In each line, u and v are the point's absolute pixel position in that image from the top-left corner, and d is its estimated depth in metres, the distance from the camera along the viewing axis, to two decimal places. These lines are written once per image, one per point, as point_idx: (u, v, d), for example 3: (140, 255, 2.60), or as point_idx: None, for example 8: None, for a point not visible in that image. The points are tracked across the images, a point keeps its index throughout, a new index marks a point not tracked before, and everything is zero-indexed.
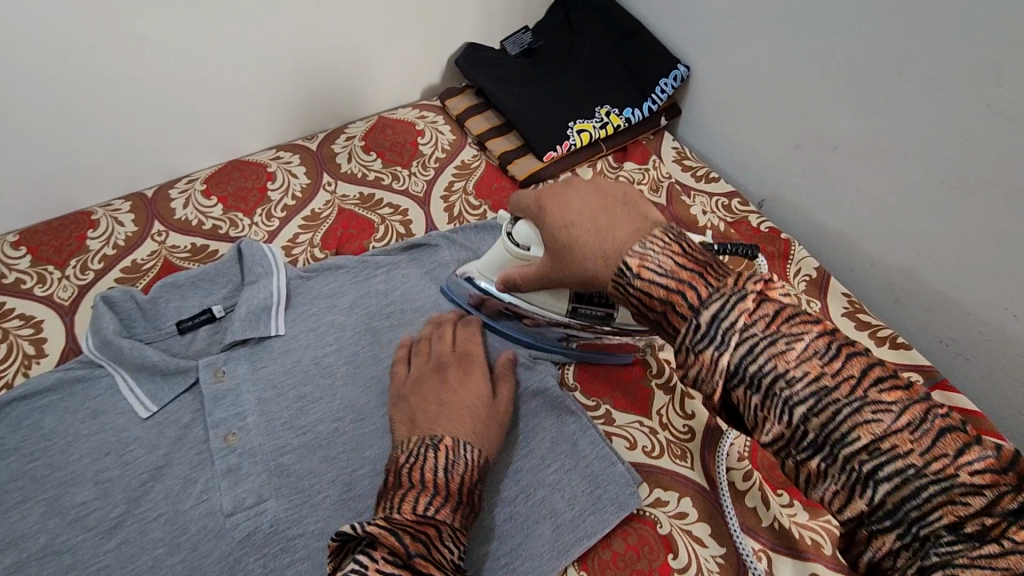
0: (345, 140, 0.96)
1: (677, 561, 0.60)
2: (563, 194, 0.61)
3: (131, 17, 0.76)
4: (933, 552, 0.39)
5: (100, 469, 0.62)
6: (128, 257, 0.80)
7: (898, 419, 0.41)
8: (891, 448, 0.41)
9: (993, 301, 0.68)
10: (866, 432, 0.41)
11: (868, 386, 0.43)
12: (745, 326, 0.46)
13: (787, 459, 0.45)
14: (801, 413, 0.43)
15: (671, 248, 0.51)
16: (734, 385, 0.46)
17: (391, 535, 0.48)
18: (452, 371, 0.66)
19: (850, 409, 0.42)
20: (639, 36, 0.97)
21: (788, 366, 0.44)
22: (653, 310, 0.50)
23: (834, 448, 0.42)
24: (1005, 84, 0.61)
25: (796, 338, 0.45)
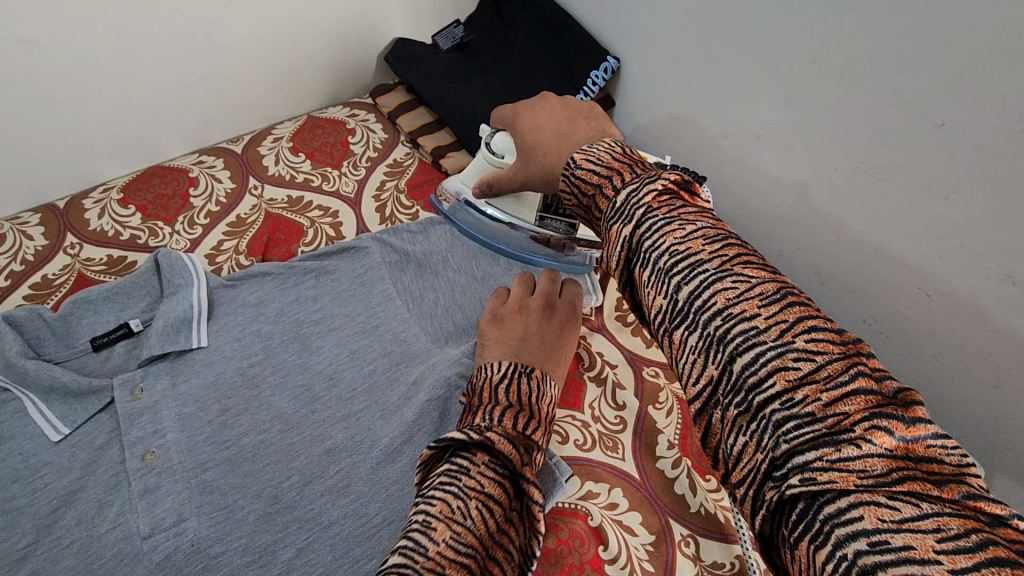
0: (271, 142, 0.93)
1: (607, 552, 0.60)
2: (537, 105, 0.67)
3: (18, 18, 0.72)
4: (784, 441, 0.36)
5: (6, 498, 0.59)
6: (38, 273, 0.76)
7: (754, 289, 0.39)
8: (741, 313, 0.39)
9: (910, 281, 0.70)
10: (722, 298, 0.39)
11: (736, 262, 0.41)
12: (647, 206, 0.44)
13: (664, 338, 0.43)
14: (675, 282, 0.41)
15: (615, 150, 0.52)
16: (632, 264, 0.45)
17: (508, 444, 0.49)
18: (556, 309, 0.70)
19: (713, 278, 0.40)
20: (569, 28, 0.96)
21: (673, 239, 0.42)
22: (587, 196, 0.51)
23: (696, 316, 0.40)
24: (908, 71, 0.62)
25: (689, 221, 0.43)
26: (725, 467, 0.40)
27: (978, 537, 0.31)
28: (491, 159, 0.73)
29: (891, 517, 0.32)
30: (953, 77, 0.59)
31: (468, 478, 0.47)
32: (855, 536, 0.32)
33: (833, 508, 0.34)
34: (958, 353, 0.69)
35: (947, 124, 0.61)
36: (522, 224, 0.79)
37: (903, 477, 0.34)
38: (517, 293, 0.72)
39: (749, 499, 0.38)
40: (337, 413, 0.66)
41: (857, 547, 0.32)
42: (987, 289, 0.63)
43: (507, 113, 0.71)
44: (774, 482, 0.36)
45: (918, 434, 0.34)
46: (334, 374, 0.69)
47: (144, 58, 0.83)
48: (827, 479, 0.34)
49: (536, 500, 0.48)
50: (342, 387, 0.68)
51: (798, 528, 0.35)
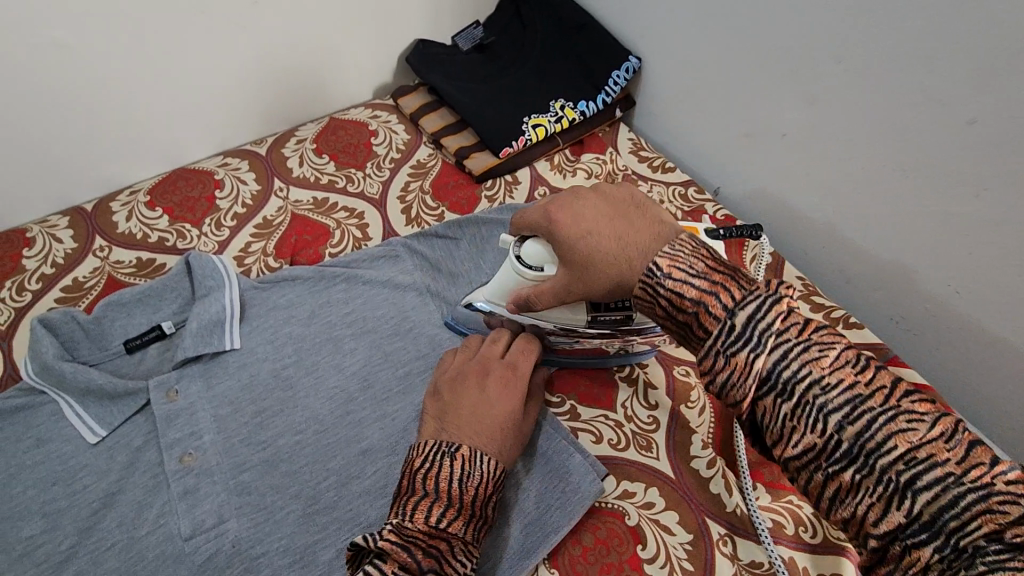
0: (295, 144, 0.93)
1: (645, 551, 0.60)
2: (572, 202, 0.58)
3: (47, 21, 0.72)
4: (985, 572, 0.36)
5: (47, 500, 0.59)
6: (69, 275, 0.77)
7: (932, 428, 0.39)
8: (929, 457, 0.38)
9: (939, 279, 0.71)
10: (903, 441, 0.39)
11: (900, 394, 0.41)
12: (776, 330, 0.44)
13: (815, 474, 0.42)
14: (836, 421, 0.41)
15: (700, 252, 0.51)
16: (765, 393, 0.44)
17: (404, 551, 0.49)
18: (492, 375, 0.62)
19: (884, 417, 0.40)
20: (589, 28, 0.96)
21: (821, 371, 0.42)
22: (683, 312, 0.48)
23: (867, 458, 0.40)
24: (937, 69, 0.62)
25: (828, 346, 0.43)
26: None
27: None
28: (526, 275, 0.62)
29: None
30: (977, 75, 0.60)
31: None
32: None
33: None
34: (990, 350, 0.69)
35: (977, 122, 0.61)
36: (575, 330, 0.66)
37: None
38: (480, 352, 0.66)
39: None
40: (372, 414, 0.66)
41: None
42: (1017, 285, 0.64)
43: (538, 221, 0.60)
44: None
45: None
46: (368, 375, 0.69)
47: (169, 62, 0.83)
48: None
49: None
50: (376, 388, 0.68)
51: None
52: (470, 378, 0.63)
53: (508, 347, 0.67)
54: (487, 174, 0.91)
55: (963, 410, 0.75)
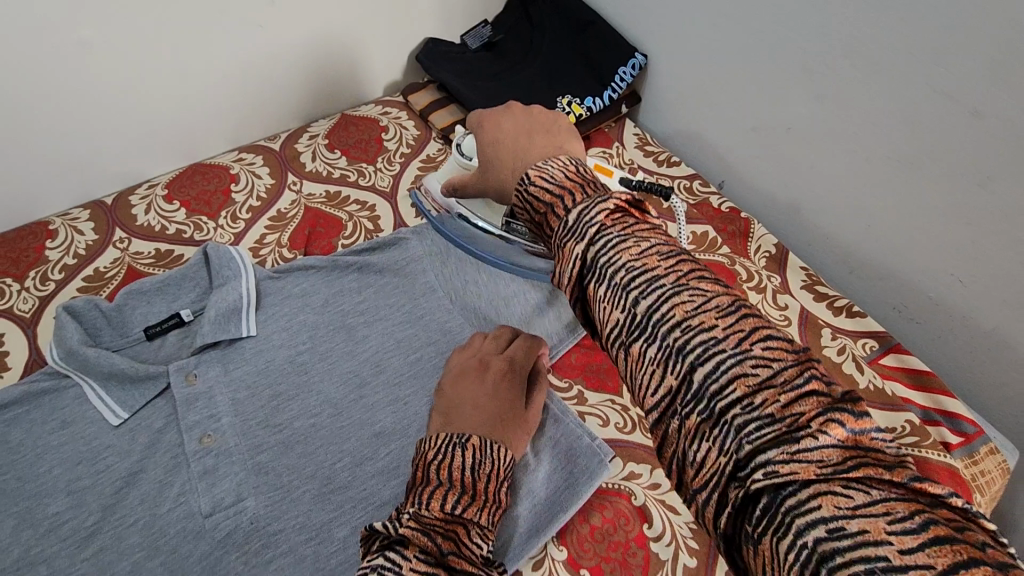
0: (308, 139, 0.96)
1: (652, 530, 0.62)
2: (498, 116, 0.65)
3: (72, 20, 0.74)
4: (746, 442, 0.36)
5: (71, 479, 0.61)
6: (90, 266, 0.79)
7: (709, 301, 0.41)
8: (699, 324, 0.40)
9: (941, 268, 0.72)
10: (680, 310, 0.41)
11: (691, 277, 0.43)
12: (600, 224, 0.46)
13: (620, 350, 0.44)
14: (634, 297, 0.43)
15: (569, 167, 0.53)
16: (586, 279, 0.45)
17: (423, 536, 0.49)
18: (492, 372, 0.65)
19: (671, 292, 0.42)
20: (597, 27, 0.98)
21: (628, 256, 0.44)
22: (539, 214, 0.52)
23: (654, 330, 0.41)
24: (942, 61, 0.63)
25: (643, 238, 0.45)
26: (684, 474, 0.40)
27: (923, 519, 0.31)
28: (460, 162, 0.79)
29: (846, 505, 0.32)
30: (988, 68, 0.60)
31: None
32: (813, 524, 0.32)
33: (794, 500, 0.34)
34: (992, 338, 0.70)
35: (983, 114, 0.62)
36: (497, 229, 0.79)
37: (856, 464, 0.34)
38: (484, 347, 0.69)
39: (712, 502, 0.38)
40: (385, 398, 0.68)
41: (815, 535, 0.32)
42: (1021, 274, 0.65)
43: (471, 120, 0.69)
44: (739, 483, 0.36)
45: (865, 426, 0.35)
46: (380, 361, 0.71)
47: (187, 60, 0.85)
48: (788, 470, 0.34)
49: None
50: (389, 373, 0.70)
51: (762, 523, 0.35)
52: (471, 373, 0.65)
53: (508, 345, 0.69)
54: None
55: (965, 396, 0.76)
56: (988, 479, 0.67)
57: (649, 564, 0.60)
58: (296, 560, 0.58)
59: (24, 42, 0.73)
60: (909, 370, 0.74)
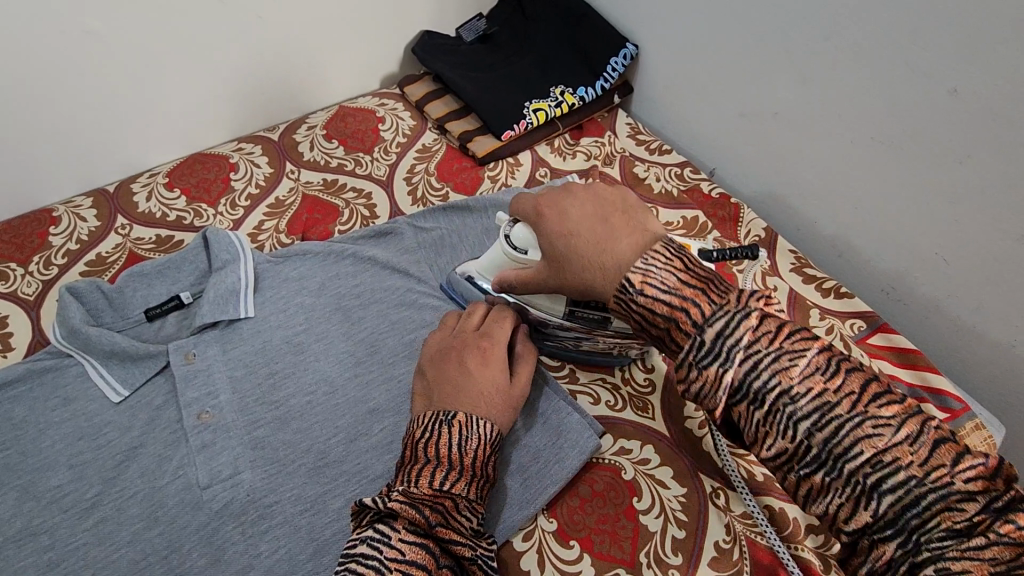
0: (306, 130, 0.97)
1: (641, 503, 0.63)
2: (562, 200, 0.61)
3: (79, 11, 0.77)
4: (926, 548, 0.41)
5: (73, 453, 0.62)
6: (93, 251, 0.81)
7: (897, 433, 0.43)
8: (894, 461, 0.42)
9: (925, 247, 0.73)
10: (868, 446, 0.43)
11: (867, 402, 0.44)
12: (747, 344, 0.47)
13: (791, 474, 0.46)
14: (804, 428, 0.45)
15: (672, 265, 0.53)
16: (739, 402, 0.47)
17: (412, 508, 0.51)
18: (472, 350, 0.64)
19: (851, 424, 0.44)
20: (588, 18, 1.00)
21: (793, 384, 0.45)
22: (657, 326, 0.52)
23: (833, 462, 0.44)
24: (922, 41, 0.65)
25: (798, 355, 0.46)
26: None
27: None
28: (511, 255, 0.66)
29: None
30: (964, 47, 0.62)
31: (389, 548, 0.50)
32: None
33: None
34: (977, 315, 0.71)
35: (961, 92, 0.63)
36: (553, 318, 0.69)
37: None
38: (465, 325, 0.68)
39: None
40: (379, 377, 0.70)
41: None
42: (1004, 250, 0.66)
43: (528, 207, 0.64)
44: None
45: None
46: (375, 342, 0.72)
47: (189, 52, 0.87)
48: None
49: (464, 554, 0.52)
50: (383, 353, 0.72)
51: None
52: (450, 351, 0.64)
53: (484, 317, 0.68)
54: (490, 156, 0.95)
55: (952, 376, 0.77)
56: None
57: (638, 535, 0.61)
58: (291, 531, 0.59)
59: (30, 32, 0.75)
60: (896, 348, 0.75)
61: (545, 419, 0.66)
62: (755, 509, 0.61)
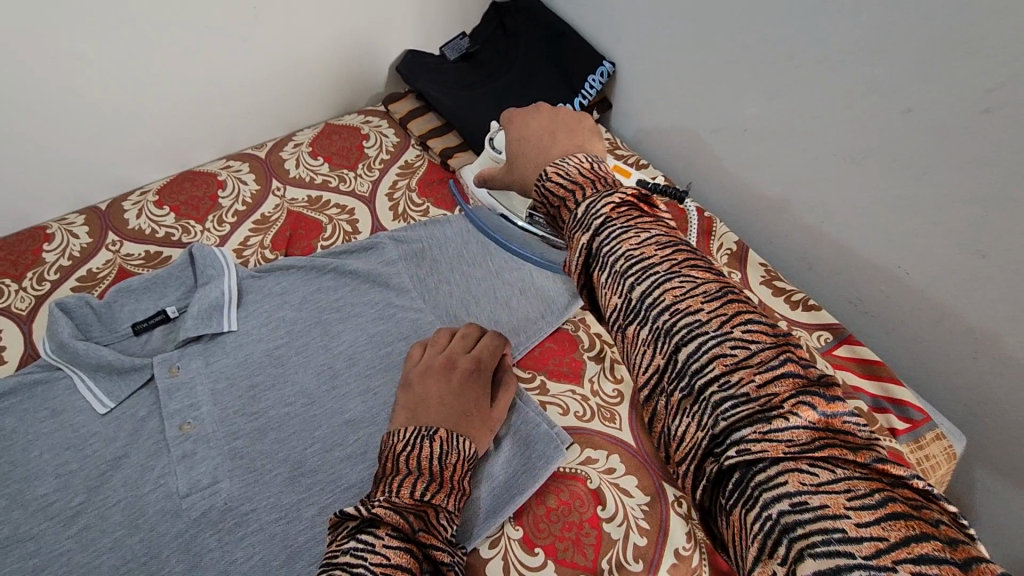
0: (293, 147, 1.01)
1: (605, 511, 0.65)
2: (527, 116, 0.68)
3: (73, 37, 0.80)
4: (722, 419, 0.40)
5: (60, 463, 0.65)
6: (84, 267, 0.84)
7: (698, 288, 0.44)
8: (692, 313, 0.43)
9: (888, 261, 0.75)
10: (670, 295, 0.44)
11: (684, 266, 0.46)
12: (605, 217, 0.49)
13: (618, 334, 0.47)
14: (629, 283, 0.46)
15: (584, 165, 0.57)
16: (592, 267, 0.49)
17: (396, 514, 0.52)
18: (458, 370, 0.67)
19: (665, 280, 0.44)
20: (567, 37, 1.03)
21: (628, 246, 0.47)
22: (555, 207, 0.57)
23: (648, 314, 0.44)
24: (877, 62, 0.67)
25: (640, 227, 0.48)
26: (671, 449, 0.43)
27: (880, 496, 0.35)
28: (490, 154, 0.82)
29: (811, 482, 0.36)
30: (914, 68, 0.64)
31: (373, 553, 0.48)
32: (779, 497, 0.36)
33: (763, 475, 0.37)
34: (939, 327, 0.73)
35: (914, 111, 0.66)
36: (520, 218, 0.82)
37: (823, 444, 0.37)
38: (454, 346, 0.71)
39: (691, 474, 0.42)
40: (356, 388, 0.72)
41: (780, 508, 0.35)
42: (959, 264, 0.68)
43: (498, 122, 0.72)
44: (714, 458, 0.40)
45: (836, 410, 0.39)
46: (354, 354, 0.75)
47: (179, 73, 0.91)
48: (760, 448, 0.37)
49: (444, 561, 0.52)
50: (361, 365, 0.74)
51: (735, 496, 0.38)
52: (434, 371, 0.67)
53: (477, 342, 0.72)
54: None
55: (918, 385, 0.79)
56: (933, 464, 0.70)
57: (602, 543, 0.63)
58: (265, 538, 0.61)
59: (25, 57, 0.79)
60: (860, 359, 0.77)
61: (517, 432, 0.69)
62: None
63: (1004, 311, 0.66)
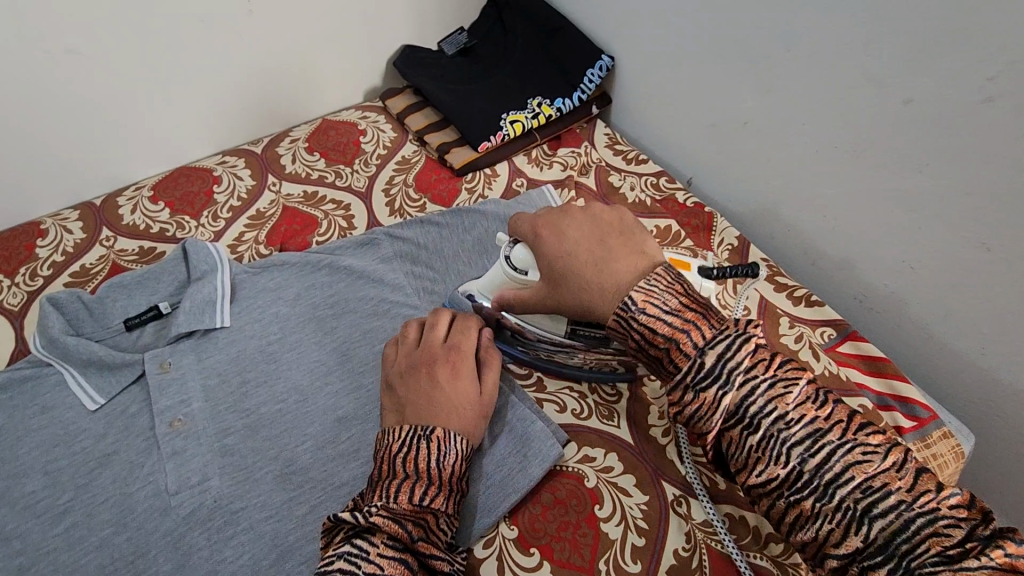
0: (289, 143, 1.00)
1: (602, 511, 0.63)
2: (558, 221, 0.65)
3: (62, 31, 0.80)
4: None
5: (49, 460, 0.64)
6: (77, 262, 0.83)
7: (884, 460, 0.46)
8: (883, 485, 0.45)
9: (891, 256, 0.73)
10: (859, 472, 0.45)
11: (855, 428, 0.47)
12: (746, 371, 0.50)
13: (781, 500, 0.48)
14: (798, 453, 0.47)
15: (674, 288, 0.56)
16: (733, 426, 0.49)
17: (394, 524, 0.52)
18: (441, 366, 0.64)
19: (843, 450, 0.46)
20: (565, 31, 1.01)
21: (788, 410, 0.48)
22: (656, 347, 0.54)
23: (826, 485, 0.46)
24: (876, 52, 0.65)
25: (792, 382, 0.49)
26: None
27: None
28: (511, 275, 0.67)
29: None
30: (913, 57, 0.62)
31: (367, 562, 0.50)
32: None
33: None
34: (945, 325, 0.71)
35: (914, 101, 0.64)
36: (556, 337, 0.68)
37: None
38: (428, 338, 0.67)
39: None
40: (349, 385, 0.71)
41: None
42: (965, 259, 0.66)
43: (526, 227, 0.66)
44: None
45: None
46: (347, 351, 0.74)
47: (173, 68, 0.90)
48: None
49: (440, 569, 0.53)
50: (354, 361, 0.73)
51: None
52: (416, 371, 0.64)
53: (449, 327, 0.69)
54: (467, 167, 0.96)
55: (925, 384, 0.77)
56: (941, 463, 0.68)
57: (598, 543, 0.61)
58: (254, 537, 0.60)
59: (18, 52, 0.79)
60: (864, 356, 0.75)
61: (511, 429, 0.67)
62: (713, 516, 0.62)
63: (1010, 308, 0.64)
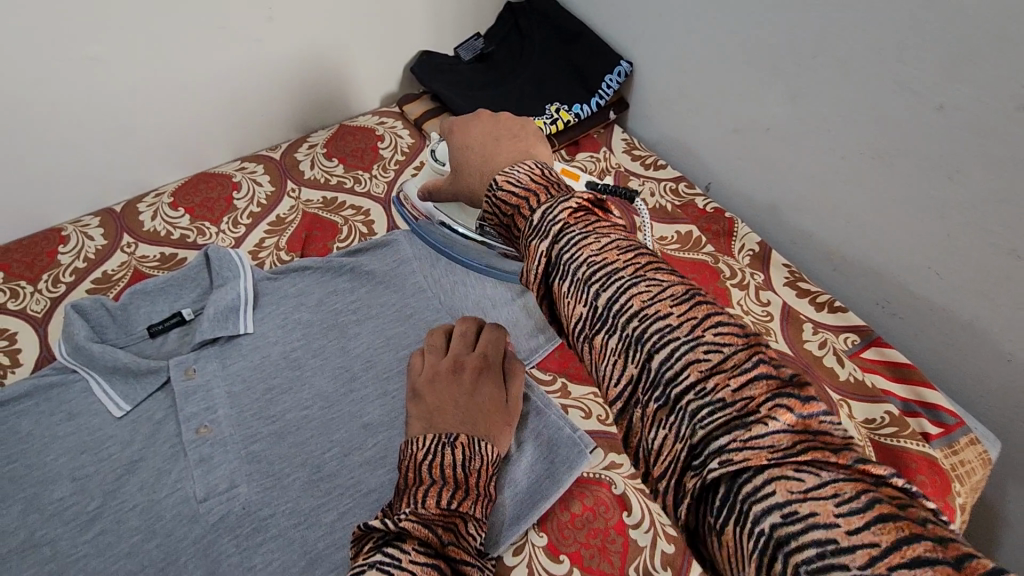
0: (307, 149, 1.00)
1: (631, 517, 0.63)
2: (468, 121, 0.66)
3: (83, 39, 0.80)
4: (699, 427, 0.37)
5: (77, 467, 0.64)
6: (98, 269, 0.83)
7: (666, 290, 0.41)
8: (656, 313, 0.40)
9: (917, 262, 0.73)
10: (638, 301, 0.41)
11: (648, 268, 0.43)
12: (564, 222, 0.46)
13: (585, 345, 0.44)
14: (594, 290, 0.43)
15: (535, 172, 0.54)
16: (552, 277, 0.45)
17: (424, 529, 0.50)
18: (466, 373, 0.65)
19: (629, 284, 0.42)
20: (584, 36, 1.01)
21: (589, 252, 0.44)
22: (507, 216, 0.53)
23: (615, 320, 0.42)
24: (908, 59, 0.65)
25: (603, 234, 0.45)
26: (647, 464, 0.40)
27: (869, 498, 0.31)
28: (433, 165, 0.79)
29: (798, 488, 0.32)
30: (947, 65, 0.62)
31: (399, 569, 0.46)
32: (769, 510, 0.32)
33: (750, 487, 0.34)
34: (973, 329, 0.71)
35: (946, 108, 0.64)
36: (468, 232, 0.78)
37: (805, 447, 0.34)
38: (455, 348, 0.68)
39: (672, 492, 0.38)
40: (374, 392, 0.71)
41: (772, 522, 0.32)
42: (994, 265, 0.66)
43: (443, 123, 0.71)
44: (694, 469, 0.37)
45: (813, 409, 0.35)
46: (371, 356, 0.74)
47: (193, 74, 0.90)
48: (742, 458, 0.34)
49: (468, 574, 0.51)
50: (379, 367, 0.73)
51: (723, 516, 0.34)
52: (442, 379, 0.65)
53: (477, 337, 0.70)
54: None
55: (949, 388, 0.77)
56: (968, 469, 0.68)
57: (627, 550, 0.61)
58: (282, 544, 0.60)
59: (44, 59, 0.79)
60: (889, 362, 0.75)
61: (537, 436, 0.67)
62: None
63: None
